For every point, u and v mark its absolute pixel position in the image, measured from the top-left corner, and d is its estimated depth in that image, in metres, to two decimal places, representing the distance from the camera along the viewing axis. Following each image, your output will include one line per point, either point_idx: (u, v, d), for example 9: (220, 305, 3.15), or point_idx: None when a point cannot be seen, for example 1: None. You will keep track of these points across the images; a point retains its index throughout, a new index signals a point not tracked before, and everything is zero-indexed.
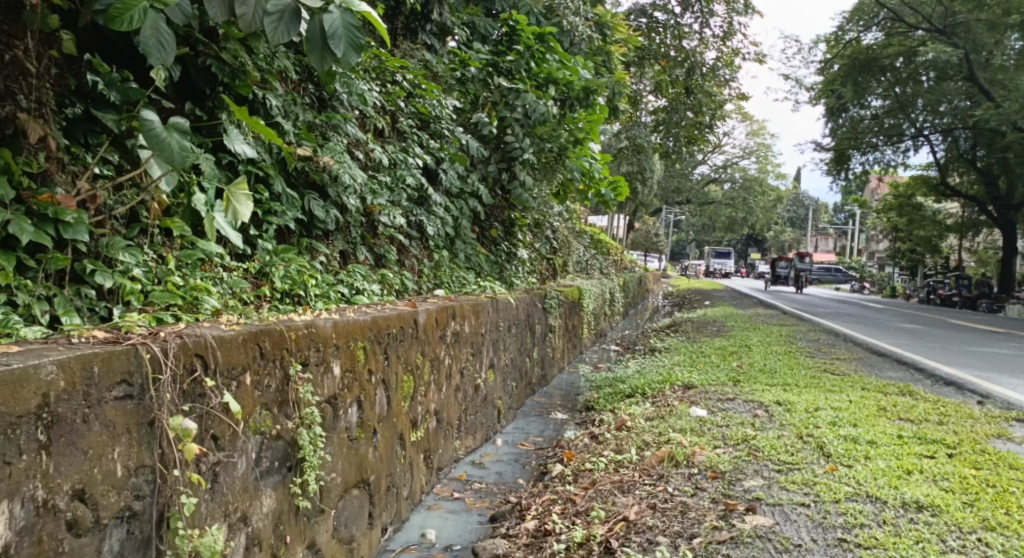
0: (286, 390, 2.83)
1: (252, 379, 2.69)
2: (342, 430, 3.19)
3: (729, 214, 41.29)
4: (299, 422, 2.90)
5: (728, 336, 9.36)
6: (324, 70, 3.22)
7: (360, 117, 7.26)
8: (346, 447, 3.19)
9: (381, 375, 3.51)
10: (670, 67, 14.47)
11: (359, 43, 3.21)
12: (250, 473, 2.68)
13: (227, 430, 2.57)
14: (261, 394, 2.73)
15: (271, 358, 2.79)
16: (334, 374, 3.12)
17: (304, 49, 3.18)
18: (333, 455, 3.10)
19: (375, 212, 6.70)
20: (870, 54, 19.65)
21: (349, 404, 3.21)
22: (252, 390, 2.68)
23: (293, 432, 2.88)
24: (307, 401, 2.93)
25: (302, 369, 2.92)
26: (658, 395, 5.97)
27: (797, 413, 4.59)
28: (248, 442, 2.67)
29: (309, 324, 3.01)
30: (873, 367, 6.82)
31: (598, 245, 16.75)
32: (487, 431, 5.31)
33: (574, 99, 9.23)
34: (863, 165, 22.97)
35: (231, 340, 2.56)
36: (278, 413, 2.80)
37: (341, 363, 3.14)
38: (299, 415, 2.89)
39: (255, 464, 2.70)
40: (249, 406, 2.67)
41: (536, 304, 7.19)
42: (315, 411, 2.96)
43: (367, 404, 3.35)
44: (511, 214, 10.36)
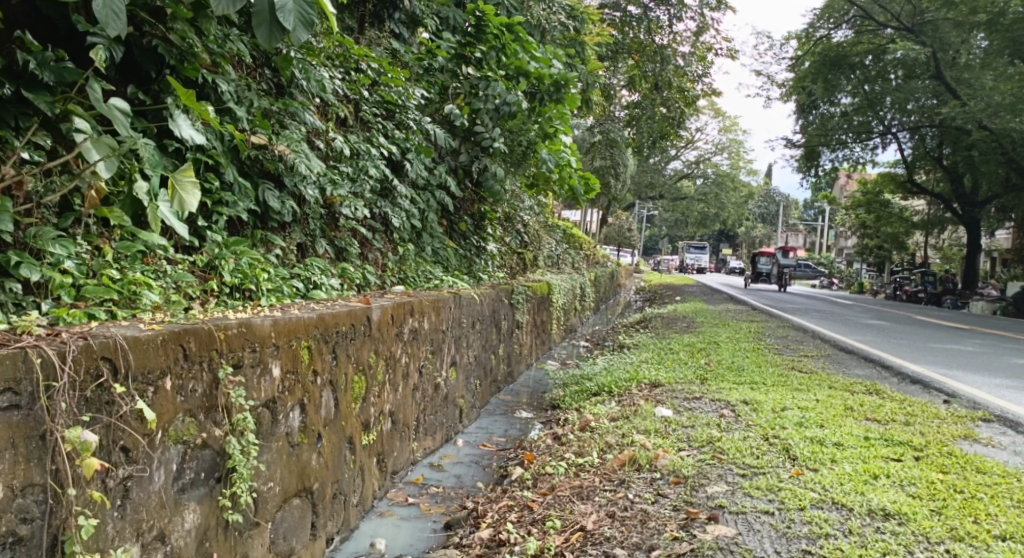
0: (213, 394, 2.71)
1: (173, 384, 2.57)
2: (283, 436, 3.05)
3: (702, 209, 41.40)
4: (229, 430, 2.78)
5: (697, 332, 9.28)
6: (270, 45, 3.13)
7: (321, 106, 7.04)
8: (285, 453, 3.04)
9: (328, 376, 3.35)
10: (642, 61, 14.34)
11: (310, 18, 3.08)
12: (169, 486, 2.58)
13: (142, 441, 2.47)
14: (184, 400, 2.62)
15: (198, 361, 2.67)
16: (273, 376, 2.98)
17: (252, 21, 3.10)
18: (270, 463, 2.97)
19: (335, 203, 6.49)
20: (841, 51, 19.81)
21: (289, 407, 3.06)
22: (173, 396, 2.56)
23: (222, 440, 2.75)
24: (240, 406, 2.80)
25: (234, 372, 2.79)
26: (624, 394, 5.84)
27: (763, 413, 4.48)
28: (167, 452, 2.57)
29: (245, 322, 2.85)
30: (840, 365, 6.75)
31: (569, 240, 16.60)
32: (448, 431, 5.15)
33: (544, 92, 8.95)
34: (833, 162, 23.08)
35: (143, 343, 2.44)
36: (204, 420, 2.68)
37: (280, 363, 2.98)
38: (230, 421, 2.77)
39: (175, 477, 2.60)
40: (169, 413, 2.56)
41: (501, 300, 7.02)
42: (249, 416, 2.84)
43: (311, 407, 3.20)
44: (479, 208, 10.18)
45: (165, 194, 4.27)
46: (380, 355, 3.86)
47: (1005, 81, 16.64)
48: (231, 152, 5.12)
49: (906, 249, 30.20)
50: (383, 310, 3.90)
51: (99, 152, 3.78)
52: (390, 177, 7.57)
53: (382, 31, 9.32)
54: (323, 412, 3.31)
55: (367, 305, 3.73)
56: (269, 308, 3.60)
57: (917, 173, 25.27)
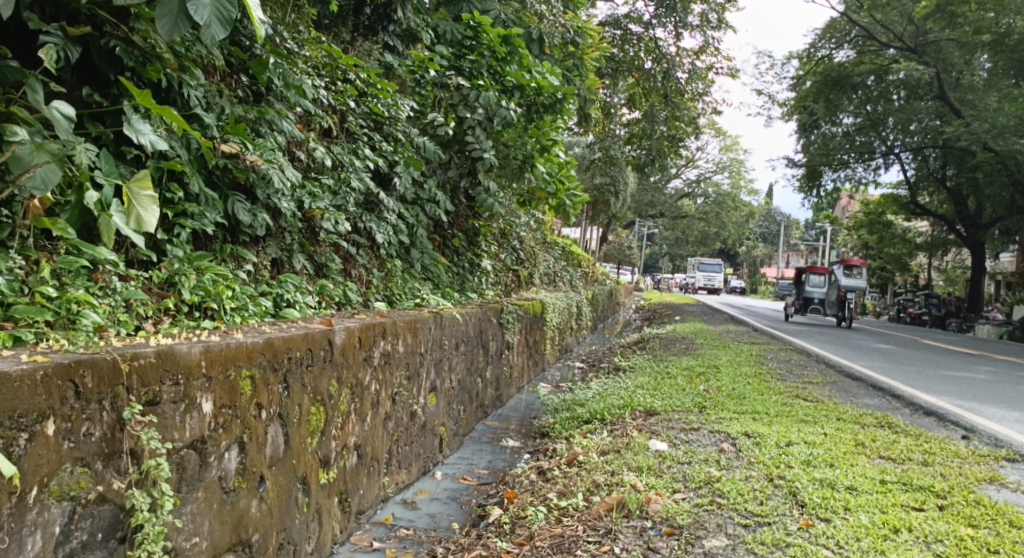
0: (115, 438, 2.34)
1: (59, 427, 2.19)
2: (214, 481, 2.69)
3: (702, 228, 41.09)
4: (136, 480, 2.40)
5: (696, 355, 8.93)
6: (172, 36, 3.12)
7: (303, 115, 6.72)
8: (217, 501, 2.69)
9: (275, 409, 3.00)
10: (644, 79, 14.02)
11: (227, 18, 3.17)
12: (50, 552, 2.19)
13: (9, 500, 2.06)
14: (73, 447, 2.23)
15: (95, 399, 2.30)
16: (200, 413, 2.62)
17: (155, 10, 3.09)
18: (195, 516, 2.60)
19: (315, 217, 6.15)
20: (843, 71, 19.33)
21: (223, 448, 2.71)
22: (57, 443, 2.19)
23: (126, 493, 2.37)
24: (153, 451, 2.43)
25: (144, 411, 2.42)
26: (616, 423, 5.47)
27: (767, 449, 4.12)
28: (47, 513, 2.17)
29: (168, 353, 2.49)
30: (848, 393, 6.38)
31: (567, 257, 16.24)
32: (426, 462, 4.77)
33: (541, 106, 8.49)
34: (835, 182, 22.78)
35: (20, 377, 2.08)
36: (101, 470, 2.31)
37: (211, 398, 2.63)
38: (139, 469, 2.40)
39: (59, 537, 2.21)
40: (51, 466, 2.18)
41: (490, 320, 6.67)
42: (164, 463, 2.46)
43: (251, 446, 2.85)
44: (474, 223, 9.84)
45: (118, 205, 3.92)
46: (345, 381, 3.51)
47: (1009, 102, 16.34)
48: (198, 160, 4.77)
49: (909, 271, 29.79)
50: (349, 332, 3.55)
51: (38, 157, 3.50)
52: (376, 189, 7.26)
53: (375, 43, 8.96)
54: (269, 450, 2.96)
55: (329, 327, 3.39)
56: (218, 331, 3.26)
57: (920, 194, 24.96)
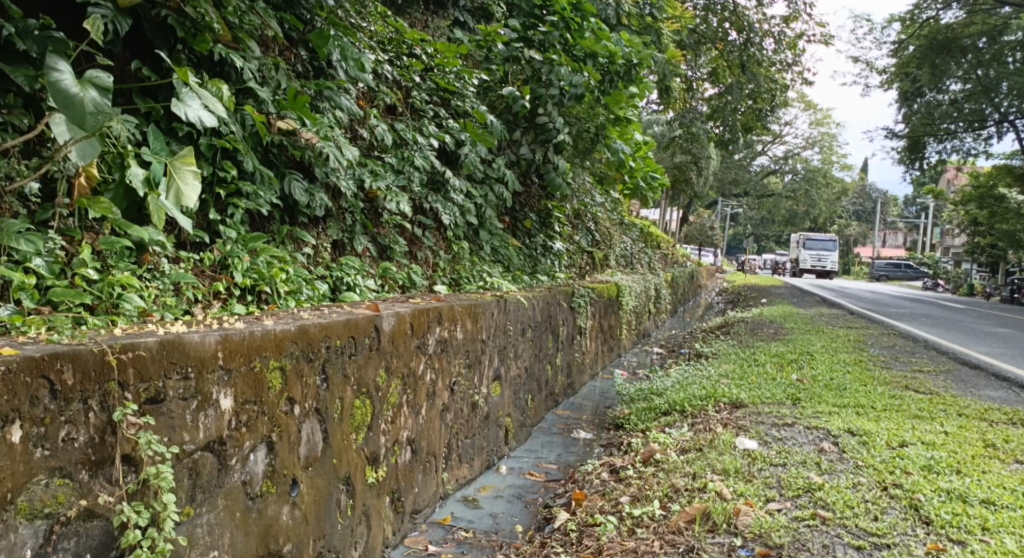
0: (103, 443, 2.18)
1: (33, 434, 2.05)
2: (237, 486, 2.52)
3: (789, 207, 39.51)
4: (126, 493, 2.22)
5: (786, 340, 8.36)
6: None
7: (367, 92, 6.49)
8: (240, 509, 2.51)
9: (311, 403, 2.80)
10: (727, 50, 13.23)
11: None
12: None
13: None
14: (50, 455, 2.08)
15: (81, 401, 2.15)
16: (217, 410, 2.45)
17: None
18: (215, 525, 2.43)
19: (378, 196, 5.91)
20: (950, 33, 18.09)
21: (247, 449, 2.55)
22: (27, 452, 2.03)
23: (116, 508, 2.20)
24: (153, 458, 2.26)
25: (141, 412, 2.26)
26: (699, 416, 5.03)
27: (877, 451, 3.65)
28: (14, 534, 2.02)
29: (177, 345, 2.34)
30: (964, 384, 5.74)
31: (646, 239, 15.70)
32: (490, 456, 4.47)
33: (614, 73, 7.88)
34: (940, 154, 21.37)
35: None
36: (87, 481, 2.16)
37: (229, 393, 2.47)
38: (136, 478, 2.24)
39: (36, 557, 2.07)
40: (21, 477, 2.03)
41: (560, 303, 6.31)
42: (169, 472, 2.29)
43: (281, 445, 2.68)
44: (547, 204, 9.49)
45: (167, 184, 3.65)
46: (398, 369, 3.26)
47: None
48: (253, 137, 4.50)
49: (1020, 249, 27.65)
50: (402, 318, 3.30)
51: (76, 133, 3.27)
52: (442, 167, 6.99)
53: (444, 18, 8.75)
54: (303, 450, 2.77)
55: (377, 312, 3.14)
56: (255, 317, 3.08)
57: None
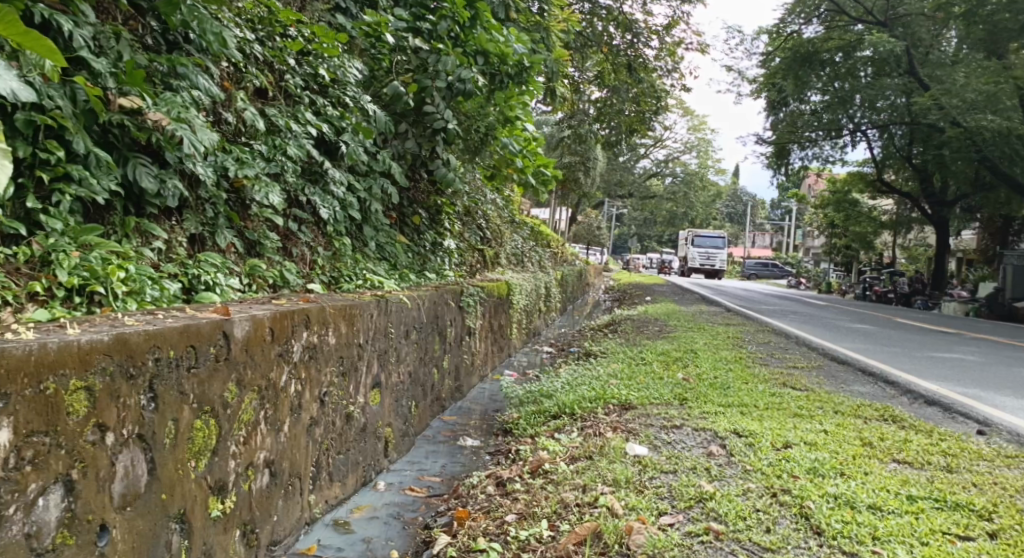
0: None
1: None
2: (18, 538, 2.08)
3: (671, 208, 40.68)
4: None
5: (671, 338, 8.35)
6: None
7: (232, 73, 6.00)
8: None
9: (133, 428, 2.37)
10: (613, 55, 13.24)
11: None
12: None
13: None
14: None
15: None
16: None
17: None
18: None
19: (244, 186, 5.47)
20: (811, 47, 18.86)
21: (34, 491, 2.11)
22: None
23: None
24: None
25: None
26: (588, 419, 4.83)
27: (763, 453, 3.51)
28: None
29: None
30: (836, 380, 5.82)
31: (537, 237, 15.59)
32: (367, 471, 4.09)
33: (503, 74, 7.77)
34: (803, 161, 22.40)
35: None
36: None
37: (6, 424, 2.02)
38: None
39: None
40: None
41: (447, 303, 5.98)
42: None
43: (84, 483, 2.24)
44: (437, 200, 9.15)
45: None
46: (253, 382, 2.85)
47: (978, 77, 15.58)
48: (88, 115, 3.97)
49: (873, 249, 29.42)
50: (257, 322, 2.88)
51: None
52: (320, 158, 6.57)
53: None
54: (119, 486, 2.34)
55: (226, 316, 2.72)
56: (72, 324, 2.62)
57: (886, 173, 24.55)
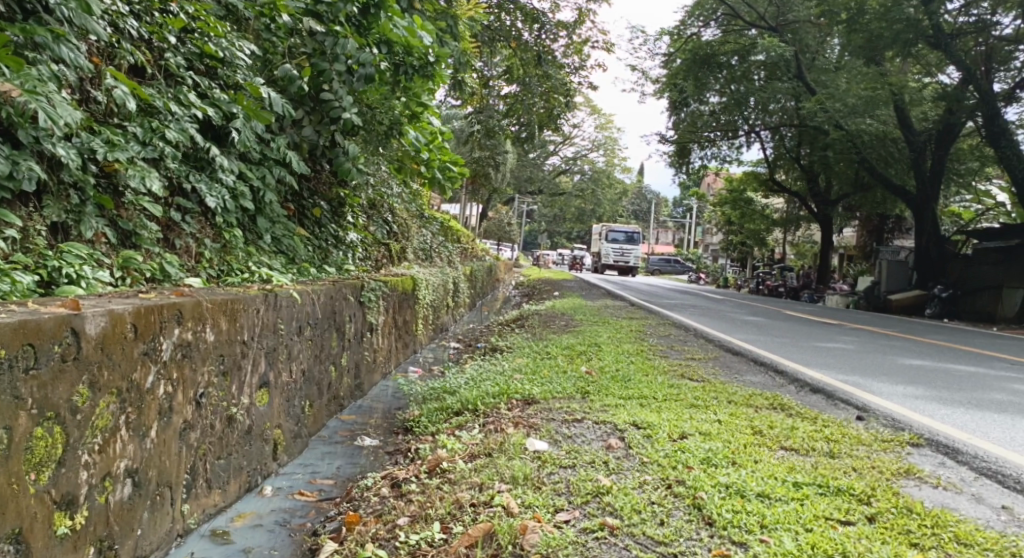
0: None
1: None
2: None
3: (580, 205, 41.13)
4: None
5: (576, 332, 8.33)
6: None
7: (104, 50, 5.65)
8: None
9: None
10: (520, 51, 13.11)
11: None
12: None
13: None
14: None
15: None
16: None
17: None
18: None
19: (117, 171, 5.16)
20: (709, 49, 19.33)
21: None
22: None
23: None
24: None
25: None
26: (489, 415, 4.69)
27: (660, 445, 3.46)
28: None
29: None
30: (730, 370, 5.90)
31: (446, 232, 15.39)
32: (252, 476, 3.83)
33: (408, 65, 7.43)
34: (702, 160, 22.98)
35: None
36: None
37: None
38: None
39: None
40: None
41: (345, 298, 5.72)
42: None
43: None
44: (340, 192, 8.85)
45: None
46: (109, 383, 2.56)
47: (857, 82, 15.94)
48: None
49: (765, 246, 30.52)
50: (114, 317, 2.60)
51: None
52: (206, 144, 6.21)
53: None
54: None
55: (75, 311, 2.43)
56: None
57: (779, 172, 25.47)
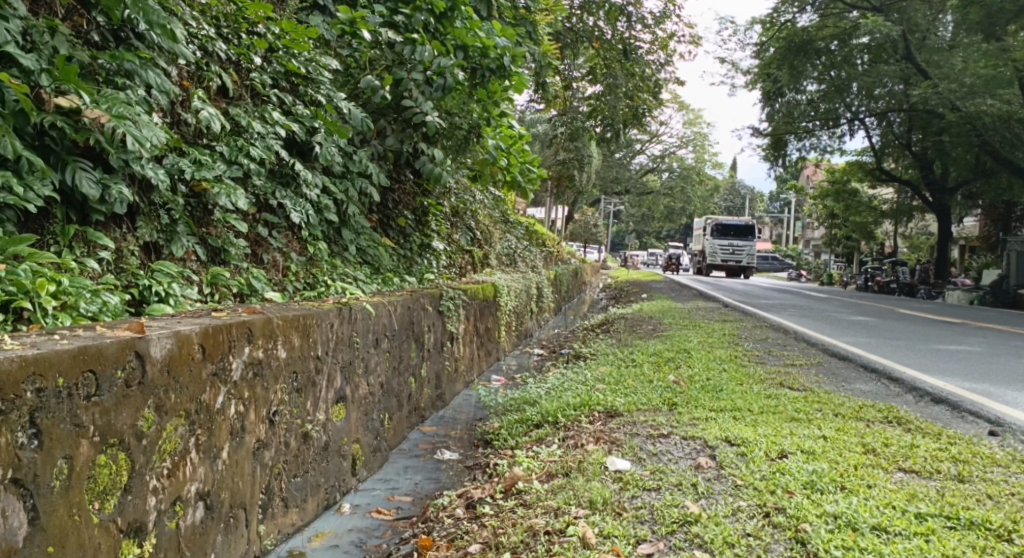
0: None
1: None
2: None
3: (668, 204, 40.44)
4: None
5: (665, 337, 8.07)
6: None
7: (192, 71, 5.77)
8: None
9: (6, 473, 2.01)
10: (603, 50, 12.90)
11: None
12: None
13: None
14: None
15: None
16: None
17: None
18: None
19: (205, 190, 5.25)
20: (806, 36, 18.62)
21: None
22: None
23: None
24: None
25: None
26: (572, 429, 4.53)
27: (757, 466, 3.22)
28: None
29: None
30: (836, 378, 5.55)
31: (531, 236, 15.31)
32: (331, 493, 3.80)
33: (484, 68, 7.33)
34: (800, 151, 22.13)
35: None
36: None
37: None
38: None
39: None
40: None
41: (424, 308, 5.68)
42: None
43: None
44: (423, 201, 8.87)
45: None
46: (176, 407, 2.54)
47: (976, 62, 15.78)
48: (20, 115, 3.82)
49: (872, 240, 29.10)
50: (180, 338, 2.58)
51: None
52: (291, 159, 6.28)
53: None
54: None
55: (140, 334, 2.42)
56: None
57: (884, 161, 24.16)
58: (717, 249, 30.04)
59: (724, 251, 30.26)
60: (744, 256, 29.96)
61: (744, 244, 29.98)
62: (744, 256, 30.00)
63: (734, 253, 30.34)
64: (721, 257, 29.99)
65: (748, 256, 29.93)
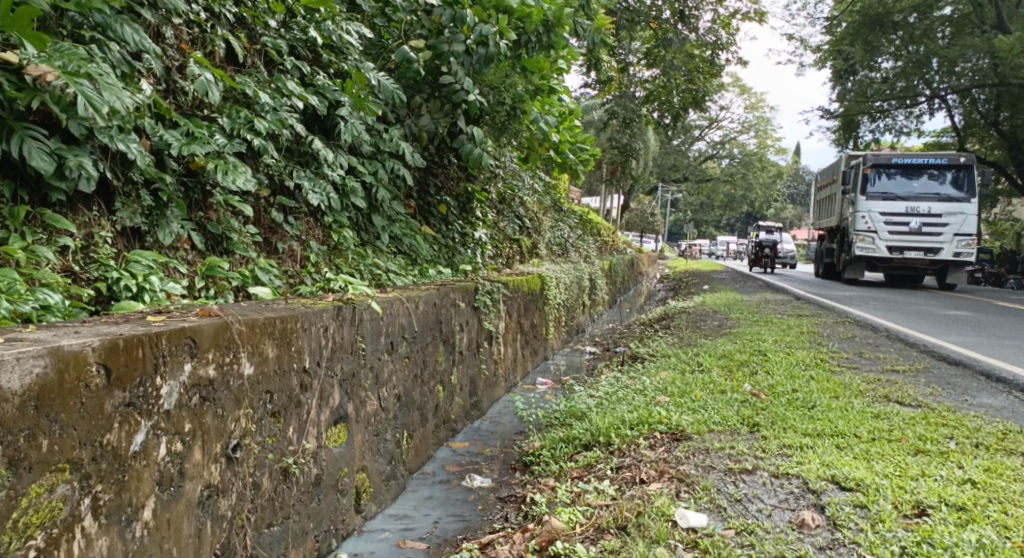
0: None
1: None
2: None
3: (728, 191, 38.83)
4: None
5: (733, 335, 7.12)
6: None
7: (195, 33, 5.01)
8: None
9: None
10: (662, 30, 11.80)
11: None
12: None
13: None
14: None
15: None
16: None
17: None
18: None
19: (201, 169, 4.52)
20: (882, 10, 16.90)
21: None
22: None
23: None
24: None
25: None
26: (629, 455, 3.67)
27: (874, 533, 2.43)
28: None
29: None
30: (956, 389, 4.55)
31: (585, 226, 14.38)
32: (322, 540, 3.05)
33: (531, 34, 6.37)
34: (873, 134, 20.62)
35: None
36: None
37: None
38: None
39: None
40: None
41: (455, 303, 4.86)
42: None
43: None
44: (466, 186, 8.06)
45: None
46: (52, 459, 1.96)
47: None
48: None
49: None
50: (63, 361, 1.98)
51: None
52: (310, 135, 5.51)
53: None
54: None
55: None
56: None
57: (968, 142, 22.39)
58: (880, 219, 13.09)
59: (892, 228, 13.04)
60: (948, 239, 12.81)
61: (947, 206, 12.78)
62: (948, 239, 12.80)
63: (924, 233, 12.91)
64: (888, 238, 13.03)
65: (955, 238, 12.78)
